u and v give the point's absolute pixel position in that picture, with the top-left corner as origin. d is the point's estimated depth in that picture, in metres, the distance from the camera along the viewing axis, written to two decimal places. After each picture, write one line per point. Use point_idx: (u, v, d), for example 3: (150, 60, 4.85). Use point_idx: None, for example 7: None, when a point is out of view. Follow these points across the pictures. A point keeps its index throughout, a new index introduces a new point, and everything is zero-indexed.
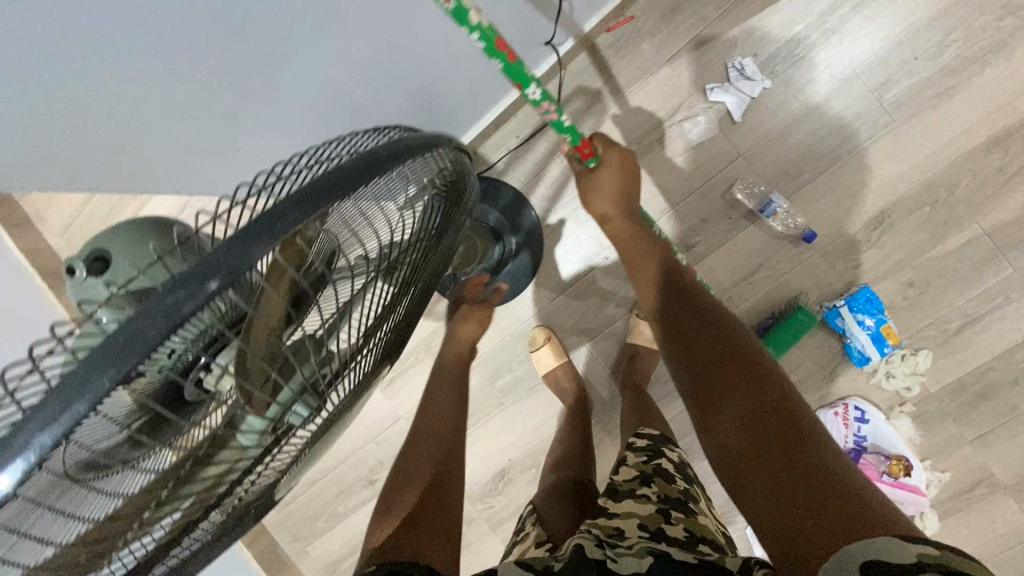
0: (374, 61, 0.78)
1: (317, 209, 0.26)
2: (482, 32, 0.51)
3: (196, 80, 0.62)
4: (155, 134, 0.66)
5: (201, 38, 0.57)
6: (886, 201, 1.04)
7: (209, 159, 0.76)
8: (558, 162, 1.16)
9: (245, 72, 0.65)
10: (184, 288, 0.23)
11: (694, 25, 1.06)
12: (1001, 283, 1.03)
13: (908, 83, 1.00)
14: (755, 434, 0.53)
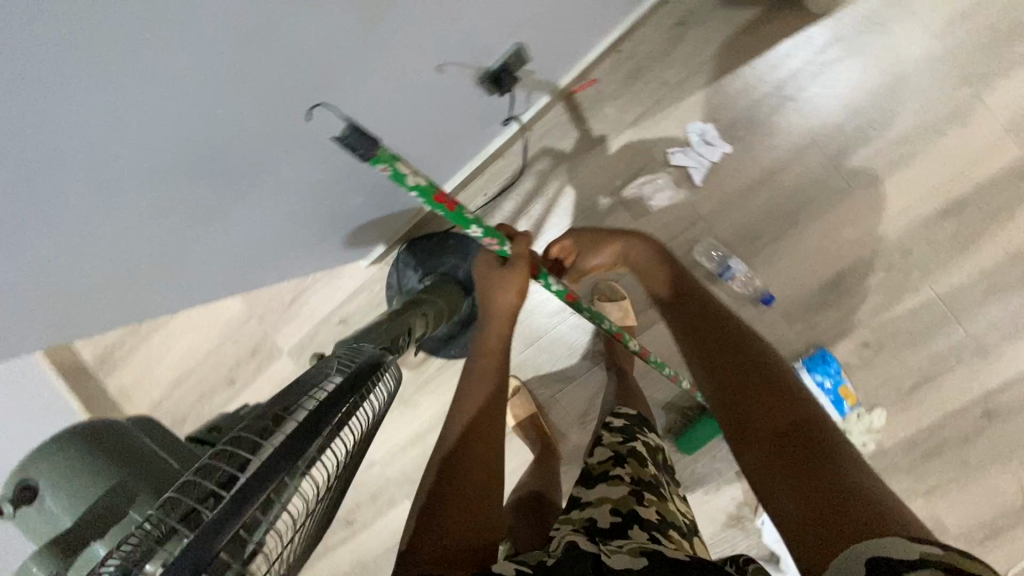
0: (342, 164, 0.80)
1: (258, 422, 0.39)
2: (420, 189, 0.52)
3: (169, 224, 0.64)
4: (131, 270, 0.67)
5: (167, 196, 0.59)
6: (843, 264, 1.06)
7: (179, 276, 0.78)
8: (525, 219, 1.17)
9: (214, 208, 0.67)
10: (189, 487, 0.33)
11: (655, 89, 1.07)
12: (952, 345, 1.05)
13: (864, 151, 1.02)
14: (780, 459, 0.49)
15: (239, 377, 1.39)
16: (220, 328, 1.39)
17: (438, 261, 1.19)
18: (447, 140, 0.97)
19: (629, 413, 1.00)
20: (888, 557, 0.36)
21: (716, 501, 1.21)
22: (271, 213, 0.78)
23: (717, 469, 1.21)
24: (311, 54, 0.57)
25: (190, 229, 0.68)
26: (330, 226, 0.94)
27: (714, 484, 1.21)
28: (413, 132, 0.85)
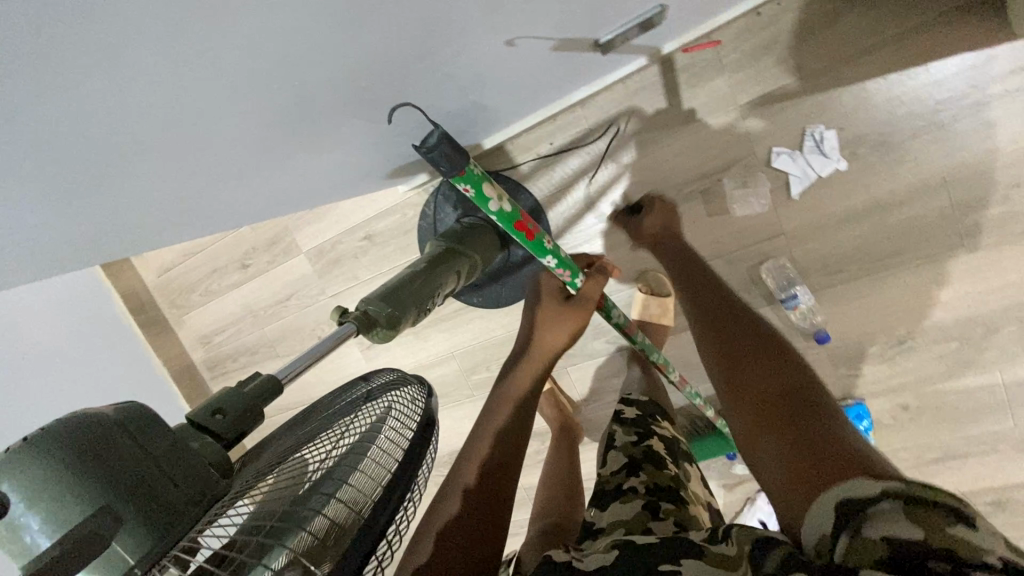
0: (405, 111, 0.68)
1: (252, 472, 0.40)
2: (503, 213, 0.65)
3: (192, 163, 0.54)
4: (145, 205, 0.58)
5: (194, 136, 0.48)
6: (917, 323, 0.96)
7: (204, 208, 0.69)
8: (587, 183, 1.05)
9: (248, 148, 0.56)
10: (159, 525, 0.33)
11: (783, 73, 0.89)
12: (997, 433, 0.99)
13: (996, 210, 0.87)
14: (768, 405, 0.51)
15: (255, 265, 1.35)
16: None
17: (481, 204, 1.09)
18: (528, 84, 0.82)
19: (640, 400, 0.98)
20: (848, 494, 0.36)
21: None
22: (323, 144, 0.66)
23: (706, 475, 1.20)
24: None
25: (229, 152, 0.56)
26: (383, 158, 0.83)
27: None
28: (492, 77, 0.71)
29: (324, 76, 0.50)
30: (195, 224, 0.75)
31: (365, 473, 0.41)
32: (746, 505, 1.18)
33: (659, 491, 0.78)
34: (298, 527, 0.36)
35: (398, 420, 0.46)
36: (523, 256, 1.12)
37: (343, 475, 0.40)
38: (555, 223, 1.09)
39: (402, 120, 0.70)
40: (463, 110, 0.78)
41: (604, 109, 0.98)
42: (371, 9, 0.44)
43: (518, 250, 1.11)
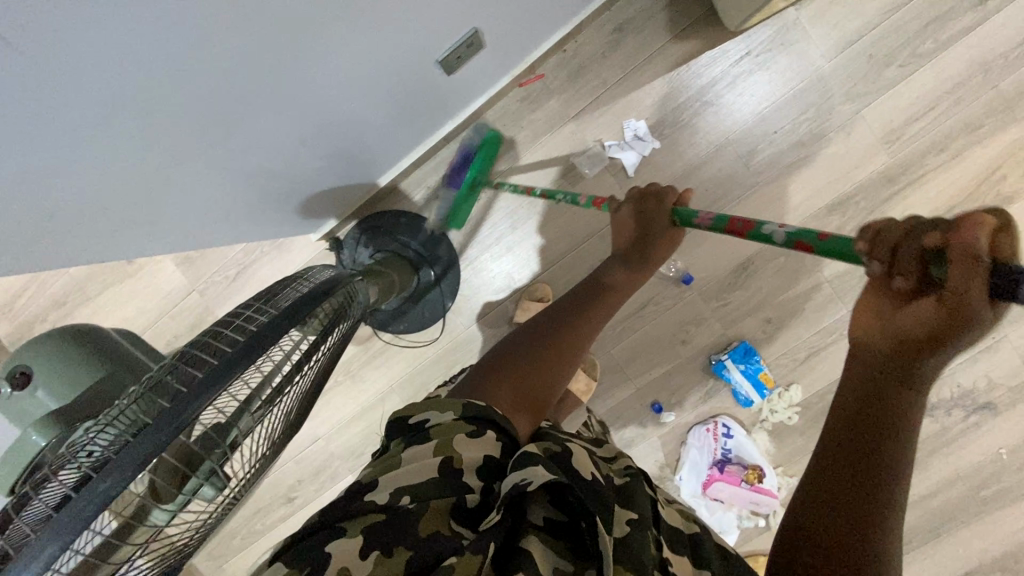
0: (304, 131, 0.78)
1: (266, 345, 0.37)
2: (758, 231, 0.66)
3: (137, 138, 0.58)
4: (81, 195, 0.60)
5: (150, 124, 0.57)
6: (749, 251, 1.23)
7: (121, 228, 0.71)
8: (474, 203, 1.25)
9: (184, 142, 0.64)
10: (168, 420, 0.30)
11: (595, 87, 1.18)
12: (837, 321, 1.24)
13: (769, 152, 1.18)
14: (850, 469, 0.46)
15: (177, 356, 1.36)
16: (150, 307, 1.29)
17: (387, 237, 1.24)
18: (413, 116, 0.97)
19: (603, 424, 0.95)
20: None
21: (643, 464, 1.33)
22: (252, 157, 0.76)
23: (643, 433, 1.32)
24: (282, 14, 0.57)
25: (172, 143, 0.63)
26: (344, 169, 0.97)
27: (639, 449, 1.33)
28: (374, 96, 0.82)
29: (256, 64, 0.60)
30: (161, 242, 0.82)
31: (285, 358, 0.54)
32: (682, 449, 1.31)
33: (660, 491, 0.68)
34: (228, 452, 0.42)
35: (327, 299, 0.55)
36: (435, 275, 1.27)
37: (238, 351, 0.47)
38: (456, 241, 1.27)
39: (328, 129, 0.82)
40: (399, 114, 0.92)
41: (473, 138, 1.22)
42: (273, 39, 0.59)
43: (430, 270, 1.26)
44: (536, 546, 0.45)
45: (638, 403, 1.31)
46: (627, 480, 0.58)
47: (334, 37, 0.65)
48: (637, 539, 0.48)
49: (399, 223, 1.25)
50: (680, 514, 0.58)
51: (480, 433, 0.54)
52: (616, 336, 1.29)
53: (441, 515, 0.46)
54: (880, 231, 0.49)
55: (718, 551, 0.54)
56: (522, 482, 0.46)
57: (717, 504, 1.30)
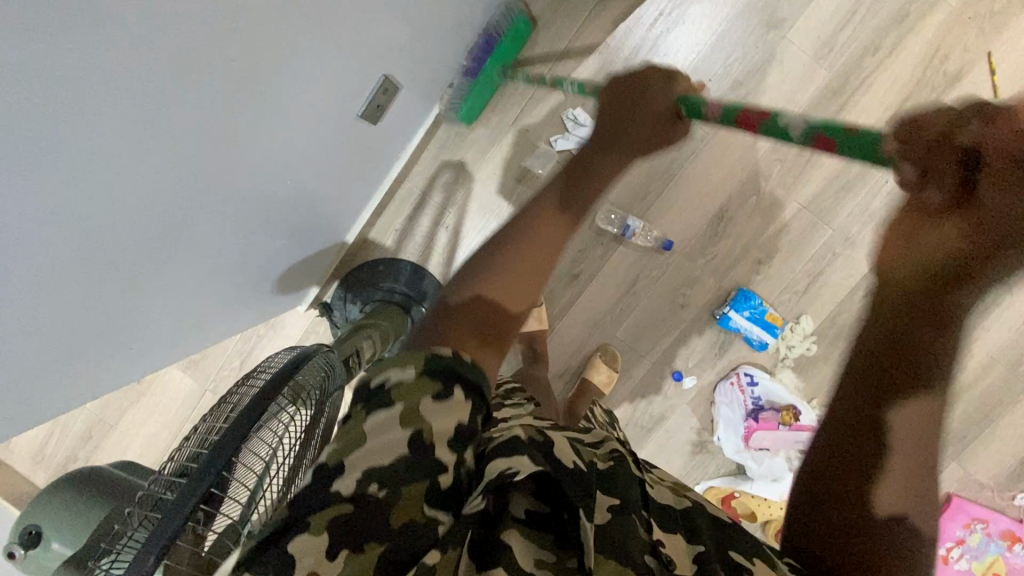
0: (251, 212, 0.79)
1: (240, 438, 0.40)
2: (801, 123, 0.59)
3: (92, 270, 0.58)
4: (57, 344, 0.60)
5: (102, 254, 0.58)
6: (721, 200, 1.23)
7: (108, 359, 0.71)
8: (443, 232, 1.26)
9: (139, 260, 0.64)
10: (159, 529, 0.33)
11: (525, 90, 1.20)
12: (826, 243, 1.23)
13: (710, 101, 1.19)
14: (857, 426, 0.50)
15: None
16: (169, 419, 1.32)
17: (371, 289, 1.24)
18: (355, 166, 0.98)
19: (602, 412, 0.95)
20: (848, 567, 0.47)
21: (680, 435, 1.32)
22: (212, 257, 0.77)
23: (672, 405, 1.31)
24: (197, 110, 0.57)
25: (129, 261, 0.62)
26: (304, 240, 0.99)
27: (673, 422, 1.32)
28: (308, 158, 0.83)
29: (184, 165, 0.61)
30: (153, 362, 0.84)
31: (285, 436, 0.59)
32: (713, 409, 1.30)
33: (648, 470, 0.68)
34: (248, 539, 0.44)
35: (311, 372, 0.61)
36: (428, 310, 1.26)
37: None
38: (438, 272, 1.28)
39: (272, 207, 0.83)
40: (338, 171, 0.94)
41: (425, 171, 1.23)
42: (194, 135, 0.59)
43: (422, 307, 1.25)
44: (516, 538, 0.45)
45: (657, 377, 1.31)
46: (610, 463, 0.55)
47: (247, 124, 0.66)
48: (619, 523, 0.48)
49: (379, 273, 1.25)
50: (669, 493, 0.57)
51: (449, 395, 0.50)
52: (618, 319, 1.29)
53: (414, 504, 0.45)
54: (919, 126, 0.44)
55: (710, 522, 0.52)
56: (507, 470, 0.46)
57: (763, 453, 1.29)
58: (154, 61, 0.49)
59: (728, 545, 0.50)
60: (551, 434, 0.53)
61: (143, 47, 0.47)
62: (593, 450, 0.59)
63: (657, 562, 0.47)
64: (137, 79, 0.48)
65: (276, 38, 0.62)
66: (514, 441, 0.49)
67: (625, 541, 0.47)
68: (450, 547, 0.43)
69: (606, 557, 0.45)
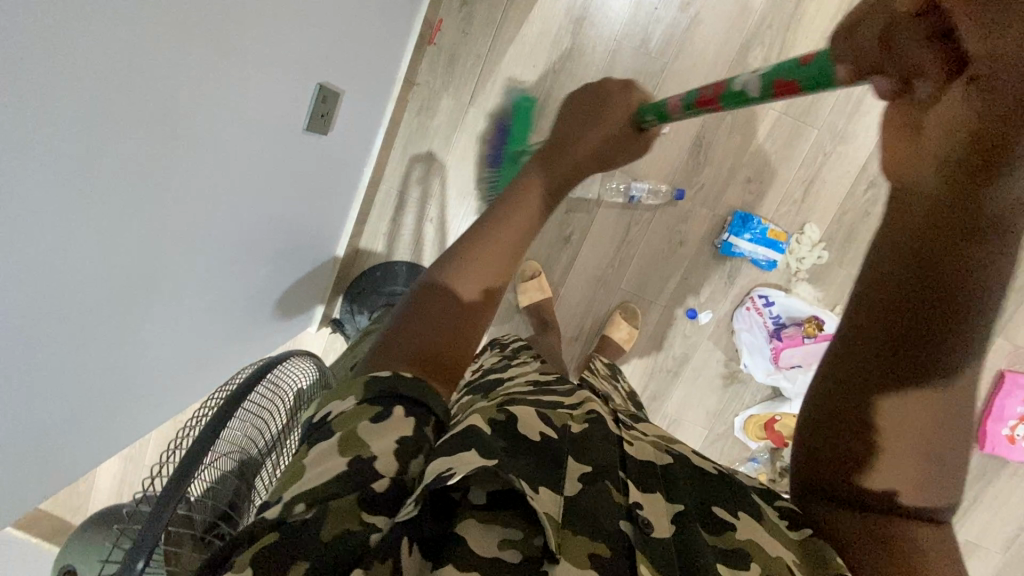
0: (225, 248, 0.81)
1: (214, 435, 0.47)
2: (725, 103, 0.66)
3: (77, 334, 0.61)
4: (63, 407, 0.64)
5: (82, 319, 0.60)
6: (696, 128, 1.19)
7: (121, 411, 0.76)
8: (429, 225, 1.26)
9: (123, 315, 0.67)
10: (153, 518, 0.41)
11: (474, 66, 1.18)
12: (814, 144, 1.19)
13: (661, 29, 1.15)
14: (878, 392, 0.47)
15: None
16: None
17: (374, 295, 1.25)
18: (320, 180, 1.00)
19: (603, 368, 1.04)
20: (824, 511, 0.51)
21: (708, 370, 1.30)
22: (195, 297, 0.80)
23: (693, 343, 1.30)
24: (137, 166, 0.58)
25: (111, 319, 0.65)
26: (284, 261, 1.00)
27: (699, 359, 1.30)
28: (269, 184, 0.85)
29: (140, 221, 0.62)
30: (170, 406, 0.89)
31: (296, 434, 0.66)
32: (735, 338, 1.27)
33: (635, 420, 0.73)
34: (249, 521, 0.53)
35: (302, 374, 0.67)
36: None
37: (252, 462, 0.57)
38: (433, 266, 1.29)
39: (240, 238, 0.84)
40: (296, 190, 0.94)
41: (397, 169, 1.24)
42: (143, 191, 0.61)
43: None
44: (471, 529, 0.46)
45: (672, 319, 1.29)
46: (585, 428, 0.59)
47: (191, 164, 0.66)
48: (589, 497, 0.51)
49: (378, 278, 1.27)
50: (650, 448, 0.60)
51: (389, 415, 0.53)
52: (619, 270, 1.28)
53: (348, 512, 0.45)
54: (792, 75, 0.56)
55: (693, 478, 0.56)
56: (444, 473, 0.45)
57: (797, 370, 1.25)
58: (73, 114, 0.48)
59: (715, 498, 0.54)
60: (515, 409, 0.58)
61: (57, 121, 0.47)
62: (570, 413, 0.63)
63: (633, 526, 0.50)
64: (61, 149, 0.49)
65: (203, 69, 0.61)
66: (464, 434, 0.50)
67: (594, 514, 0.49)
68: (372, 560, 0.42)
69: (573, 533, 0.47)
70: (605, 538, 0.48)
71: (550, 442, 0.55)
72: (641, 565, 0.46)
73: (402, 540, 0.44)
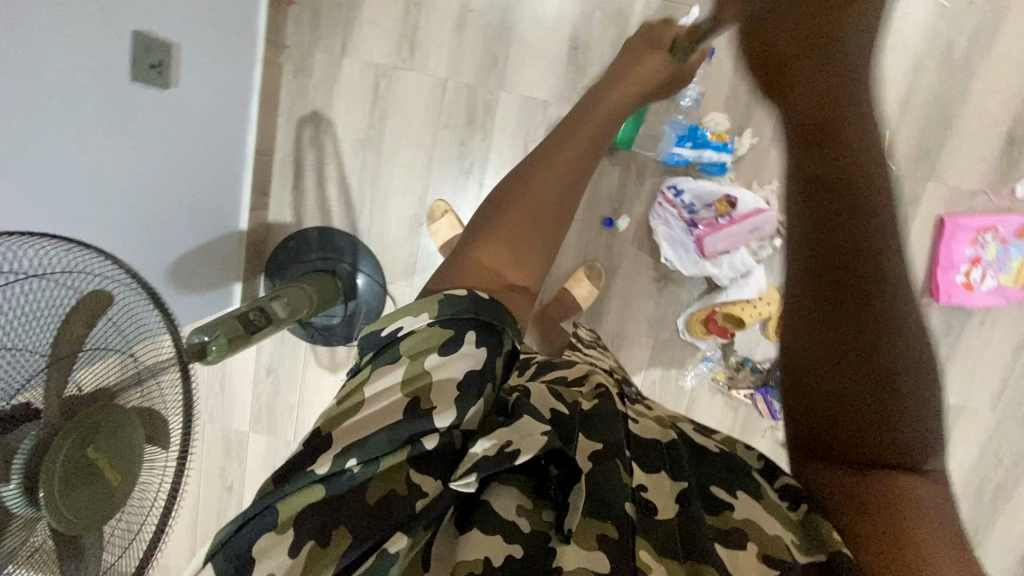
0: (104, 202, 0.83)
1: None
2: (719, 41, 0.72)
3: None
4: None
5: None
6: (570, 29, 1.16)
7: None
8: (331, 186, 1.26)
9: None
10: None
11: (338, 17, 1.18)
12: None
13: None
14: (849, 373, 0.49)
15: (236, 479, 1.47)
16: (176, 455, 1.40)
17: (294, 266, 1.26)
18: (201, 145, 1.02)
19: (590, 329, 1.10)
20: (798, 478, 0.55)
21: (640, 276, 1.28)
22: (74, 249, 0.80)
23: (619, 251, 1.27)
24: None
25: None
26: (163, 236, 0.99)
27: (629, 268, 1.28)
28: (140, 150, 0.87)
29: None
30: None
31: (107, 335, 0.55)
32: (656, 237, 1.24)
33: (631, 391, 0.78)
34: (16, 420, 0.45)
35: (85, 269, 0.54)
36: (351, 265, 1.27)
37: (42, 356, 0.49)
38: (345, 226, 1.28)
39: (107, 207, 0.84)
40: (164, 165, 0.94)
41: (287, 135, 1.24)
42: None
43: (344, 264, 1.27)
44: (501, 504, 0.50)
45: (593, 231, 1.27)
46: (594, 403, 0.62)
47: (12, 117, 0.66)
48: (610, 472, 0.54)
49: (294, 248, 1.27)
50: (654, 425, 0.64)
51: (461, 340, 0.54)
52: None
53: (399, 470, 0.48)
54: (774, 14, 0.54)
55: (696, 458, 0.59)
56: (507, 446, 0.48)
57: (726, 255, 1.20)
58: None
59: (712, 478, 0.57)
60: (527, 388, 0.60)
61: None
62: (580, 389, 0.65)
63: (638, 508, 0.54)
64: None
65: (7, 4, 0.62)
66: (516, 410, 0.54)
67: (608, 492, 0.52)
68: (416, 529, 0.46)
69: (589, 517, 0.51)
70: (614, 519, 0.51)
71: (566, 419, 0.56)
72: (643, 551, 0.50)
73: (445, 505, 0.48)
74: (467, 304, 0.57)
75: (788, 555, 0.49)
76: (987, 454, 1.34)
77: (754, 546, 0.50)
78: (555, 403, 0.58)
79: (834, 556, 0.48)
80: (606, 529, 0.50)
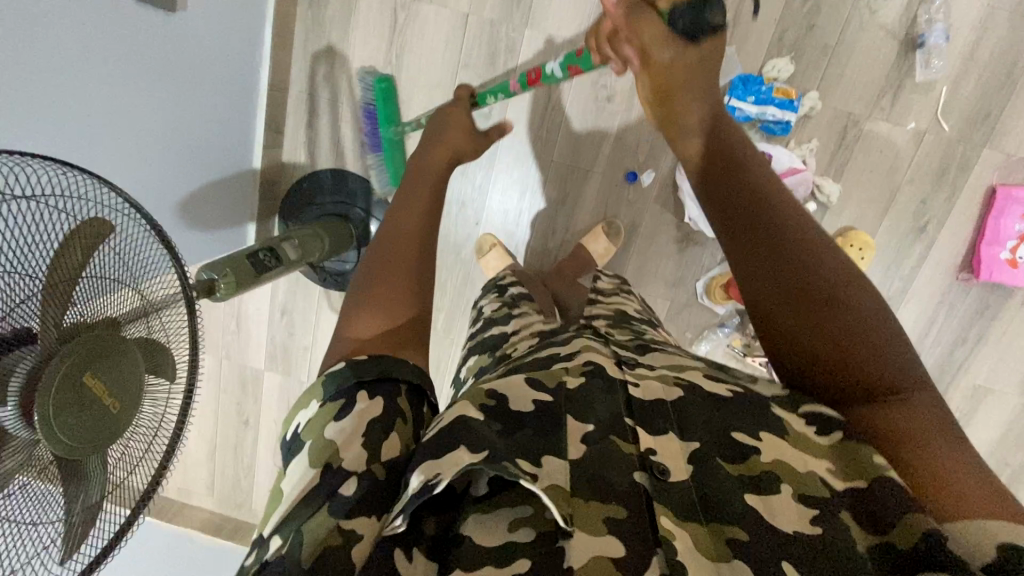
0: (108, 130, 0.81)
1: None
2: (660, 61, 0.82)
3: None
4: None
5: None
6: None
7: None
8: (345, 126, 1.22)
9: None
10: None
11: None
12: None
13: None
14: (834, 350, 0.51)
15: (252, 415, 1.51)
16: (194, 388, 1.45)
17: (307, 209, 1.24)
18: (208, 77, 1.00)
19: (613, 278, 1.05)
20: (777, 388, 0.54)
21: (661, 235, 1.23)
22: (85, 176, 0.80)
23: (640, 208, 1.22)
24: None
25: None
26: (169, 166, 0.97)
27: (649, 225, 1.23)
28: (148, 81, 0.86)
29: None
30: None
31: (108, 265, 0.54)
32: (679, 194, 1.19)
33: (643, 347, 0.69)
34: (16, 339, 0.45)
35: (78, 193, 0.52)
36: (365, 211, 1.25)
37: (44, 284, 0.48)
38: (359, 170, 1.25)
39: (113, 136, 0.82)
40: (163, 94, 0.90)
41: (301, 71, 1.19)
42: None
43: (358, 210, 1.24)
44: (480, 524, 0.44)
45: (614, 186, 1.21)
46: (582, 382, 0.55)
47: (8, 35, 0.62)
48: (603, 449, 0.49)
49: (308, 190, 1.24)
50: (657, 383, 0.56)
51: (354, 403, 0.53)
52: (550, 142, 1.19)
53: (325, 528, 0.44)
54: None
55: (704, 404, 0.53)
56: (432, 480, 0.42)
57: None
58: None
59: (731, 425, 0.51)
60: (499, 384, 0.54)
61: None
62: (566, 366, 0.59)
63: (647, 474, 0.48)
64: None
65: None
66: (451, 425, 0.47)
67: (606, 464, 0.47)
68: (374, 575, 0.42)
69: (586, 499, 0.45)
70: (619, 496, 0.45)
71: (548, 409, 0.52)
72: (664, 519, 0.44)
73: (393, 553, 0.43)
74: (347, 372, 0.55)
75: (826, 489, 0.45)
76: (1009, 436, 1.30)
77: (788, 486, 0.46)
78: (534, 394, 0.53)
79: (877, 484, 0.43)
80: (608, 506, 0.45)
